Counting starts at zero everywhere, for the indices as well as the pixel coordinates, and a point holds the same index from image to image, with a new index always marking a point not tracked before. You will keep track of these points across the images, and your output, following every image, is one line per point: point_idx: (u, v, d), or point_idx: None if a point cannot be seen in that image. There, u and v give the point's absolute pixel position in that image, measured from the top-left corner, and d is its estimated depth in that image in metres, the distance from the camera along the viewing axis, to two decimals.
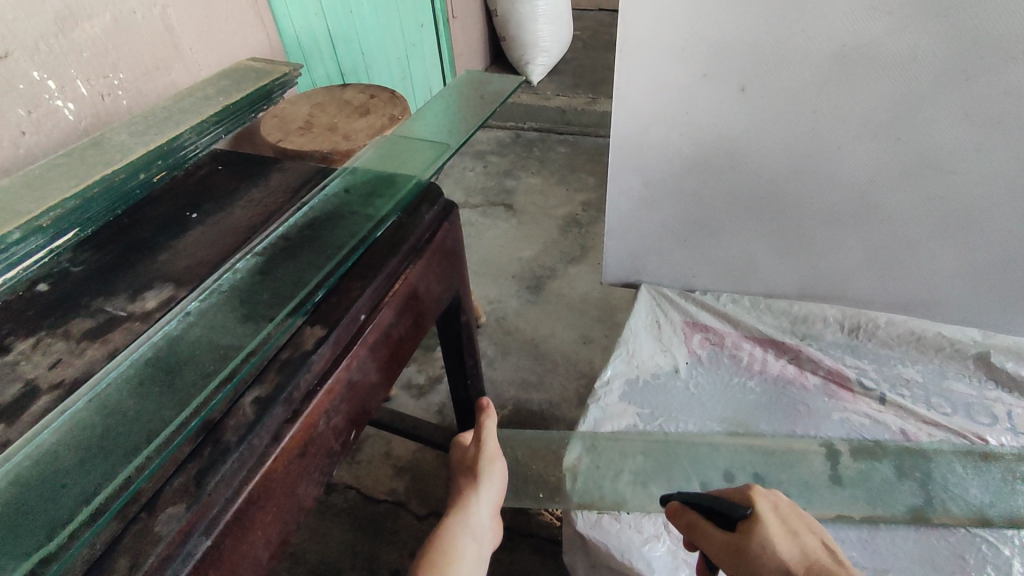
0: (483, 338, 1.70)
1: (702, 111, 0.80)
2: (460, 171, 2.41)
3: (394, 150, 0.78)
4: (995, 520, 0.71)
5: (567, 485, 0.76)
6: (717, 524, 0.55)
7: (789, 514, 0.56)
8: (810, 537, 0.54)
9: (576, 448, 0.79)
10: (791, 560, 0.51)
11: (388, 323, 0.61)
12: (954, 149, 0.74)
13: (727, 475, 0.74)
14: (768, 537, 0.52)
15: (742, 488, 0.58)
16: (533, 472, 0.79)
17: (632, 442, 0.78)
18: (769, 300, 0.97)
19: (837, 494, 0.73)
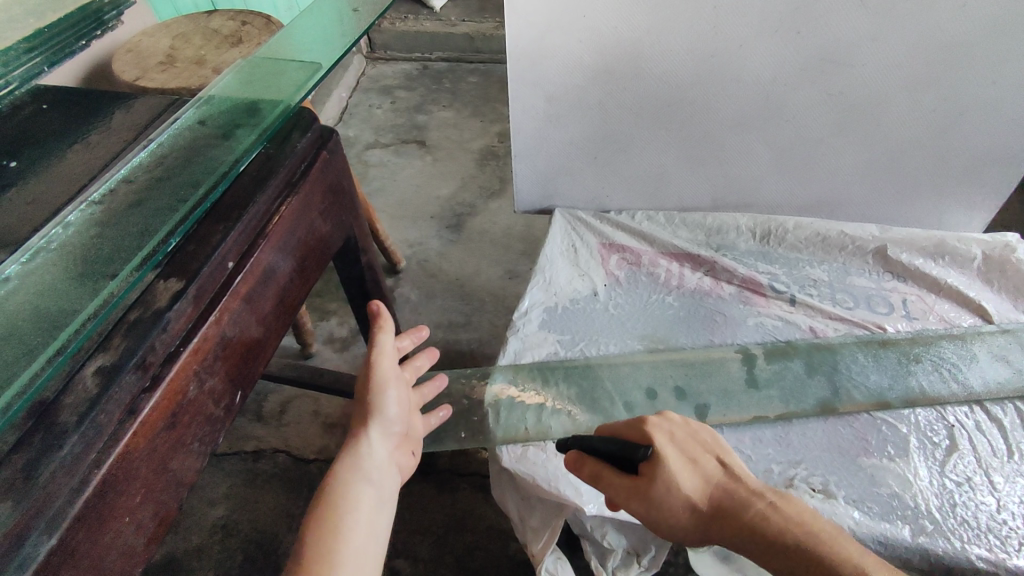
0: (405, 282, 1.63)
1: (601, 13, 0.74)
2: (366, 108, 2.25)
3: (258, 73, 0.68)
4: (894, 402, 0.73)
5: (494, 422, 0.74)
6: (620, 471, 0.56)
7: (683, 438, 0.58)
8: (704, 455, 0.57)
9: (498, 383, 0.77)
10: (696, 493, 0.54)
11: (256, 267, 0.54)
12: (851, 39, 0.73)
13: (649, 393, 0.75)
14: (672, 477, 0.54)
15: (635, 422, 0.59)
16: (459, 414, 0.76)
17: (555, 370, 0.77)
18: (683, 214, 0.95)
19: (751, 395, 0.75)
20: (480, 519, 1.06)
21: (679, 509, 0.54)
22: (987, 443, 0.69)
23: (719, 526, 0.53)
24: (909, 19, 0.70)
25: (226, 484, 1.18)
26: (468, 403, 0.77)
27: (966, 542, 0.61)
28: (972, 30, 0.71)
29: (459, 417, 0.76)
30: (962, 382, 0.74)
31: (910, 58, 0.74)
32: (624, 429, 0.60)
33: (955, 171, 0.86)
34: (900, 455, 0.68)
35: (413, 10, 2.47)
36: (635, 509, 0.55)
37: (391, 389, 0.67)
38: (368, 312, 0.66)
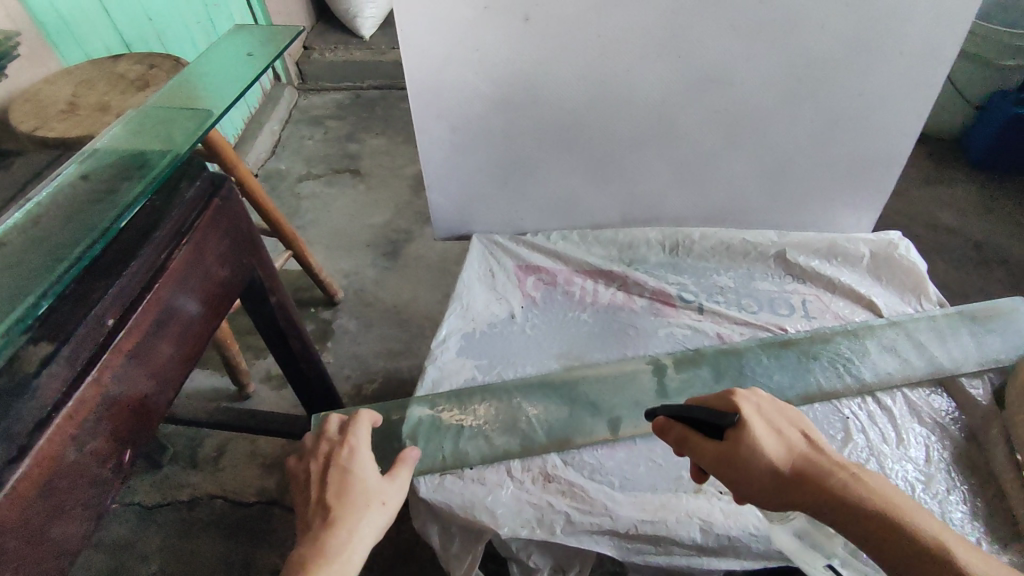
0: (343, 313, 1.62)
1: (492, 48, 0.77)
2: (299, 139, 2.23)
3: (147, 123, 0.68)
4: (794, 400, 0.77)
5: (412, 448, 0.72)
6: (710, 436, 0.58)
7: (768, 413, 0.59)
8: (790, 429, 0.59)
9: (416, 413, 0.75)
10: (782, 460, 0.56)
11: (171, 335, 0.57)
12: (728, 61, 0.78)
13: (563, 411, 0.76)
14: (758, 443, 0.56)
15: (723, 395, 0.61)
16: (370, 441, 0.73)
17: (470, 398, 0.77)
18: (596, 231, 0.98)
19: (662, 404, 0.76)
20: (424, 547, 1.06)
21: (765, 473, 0.55)
22: (878, 431, 0.75)
23: (803, 492, 0.54)
24: (776, 41, 0.75)
25: (160, 536, 1.13)
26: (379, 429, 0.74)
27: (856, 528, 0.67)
28: (834, 49, 0.77)
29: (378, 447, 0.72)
30: (856, 374, 0.79)
31: (784, 76, 0.79)
32: (712, 402, 0.61)
33: (838, 176, 0.92)
34: None
35: (342, 39, 2.48)
36: (722, 472, 0.57)
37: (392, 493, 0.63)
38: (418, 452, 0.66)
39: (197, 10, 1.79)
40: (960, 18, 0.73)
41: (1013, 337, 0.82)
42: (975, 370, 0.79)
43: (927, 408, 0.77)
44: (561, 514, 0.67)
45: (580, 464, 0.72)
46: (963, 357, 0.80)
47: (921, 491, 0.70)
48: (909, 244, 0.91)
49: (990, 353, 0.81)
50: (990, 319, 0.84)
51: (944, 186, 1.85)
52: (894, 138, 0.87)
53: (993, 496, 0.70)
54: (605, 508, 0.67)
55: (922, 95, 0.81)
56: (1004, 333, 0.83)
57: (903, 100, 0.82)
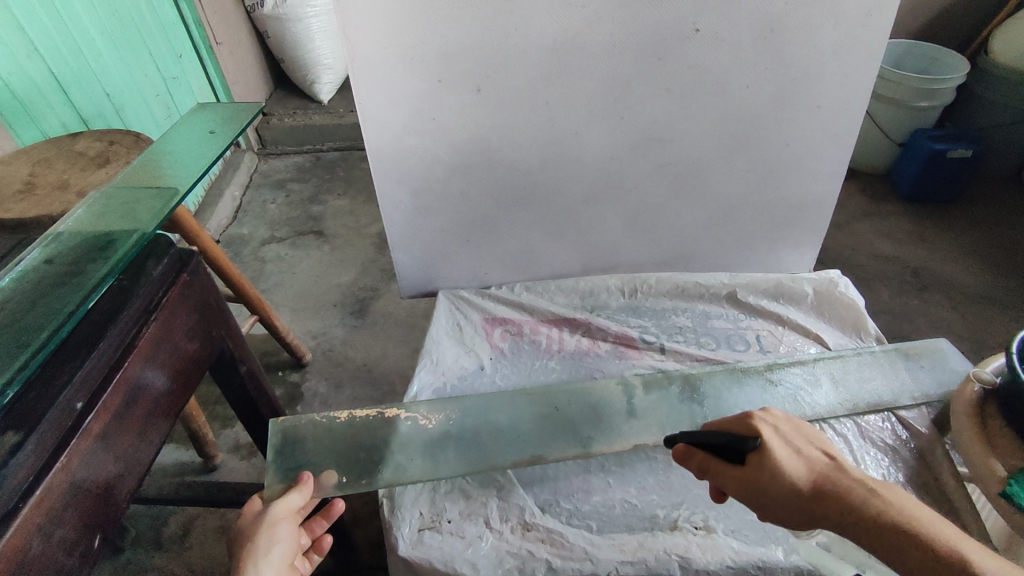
0: (312, 376, 1.60)
1: (447, 115, 0.82)
2: (260, 204, 2.24)
3: (113, 202, 0.69)
4: None
5: (380, 464, 0.73)
6: (729, 459, 0.57)
7: (788, 433, 0.59)
8: (810, 448, 0.58)
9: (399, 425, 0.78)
10: (803, 479, 0.55)
11: (135, 428, 0.56)
12: (668, 118, 0.84)
13: (538, 430, 0.77)
14: (780, 463, 0.55)
15: (742, 417, 0.61)
16: (336, 454, 0.74)
17: (438, 420, 0.78)
18: (557, 281, 1.02)
19: (631, 424, 0.77)
20: None
21: (788, 493, 0.54)
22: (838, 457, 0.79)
23: (828, 511, 0.54)
24: (709, 99, 0.83)
25: None
26: (347, 444, 0.75)
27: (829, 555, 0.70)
28: (760, 105, 0.84)
29: (351, 457, 0.74)
30: (808, 406, 0.82)
31: (718, 130, 0.86)
32: (731, 424, 0.61)
33: (779, 218, 0.99)
34: None
35: (301, 105, 2.54)
36: (743, 495, 0.56)
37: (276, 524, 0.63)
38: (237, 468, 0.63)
39: (154, 84, 1.83)
40: (866, 74, 0.82)
41: (941, 374, 0.87)
42: (913, 403, 0.83)
43: (876, 431, 0.83)
44: (542, 562, 0.67)
45: (557, 511, 0.73)
46: (899, 390, 0.84)
47: None
48: (847, 282, 0.97)
49: (922, 388, 0.85)
50: (919, 356, 0.89)
51: (882, 218, 1.97)
52: (825, 181, 0.95)
53: (947, 513, 0.74)
54: (585, 552, 0.68)
55: (842, 141, 0.89)
56: (934, 369, 0.87)
57: (827, 147, 0.90)
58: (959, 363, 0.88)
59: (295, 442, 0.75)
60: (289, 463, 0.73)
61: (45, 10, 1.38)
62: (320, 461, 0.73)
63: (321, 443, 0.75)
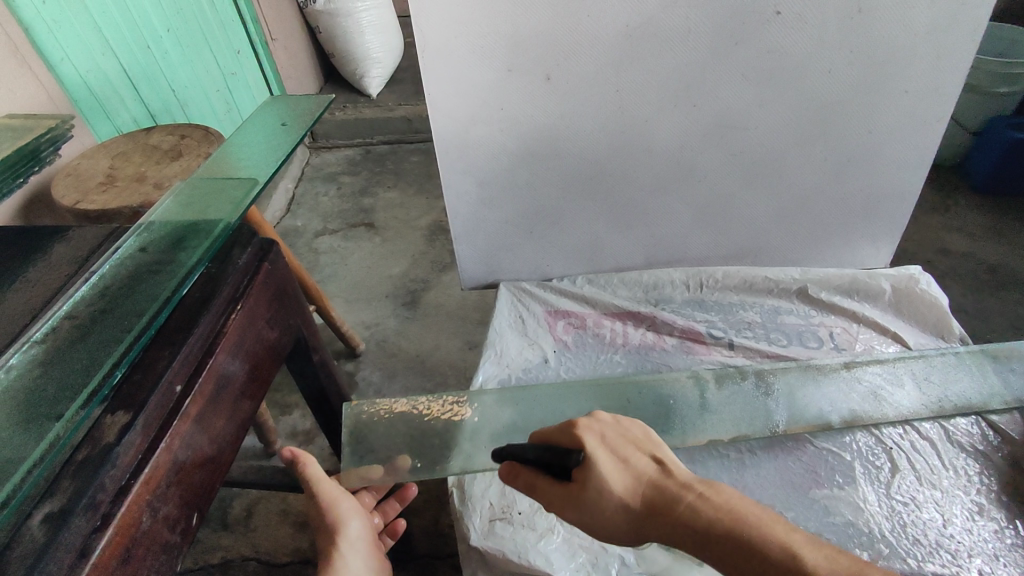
0: (366, 365, 1.63)
1: (516, 105, 0.81)
2: (313, 197, 2.29)
3: (197, 194, 0.71)
4: (835, 421, 0.76)
5: (454, 449, 0.74)
6: (552, 476, 0.54)
7: (613, 440, 0.55)
8: (638, 454, 0.54)
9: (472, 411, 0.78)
10: (625, 491, 0.51)
11: (225, 411, 0.58)
12: (741, 108, 0.82)
13: None
14: (602, 478, 0.51)
15: (565, 426, 0.57)
16: (410, 439, 0.75)
17: (507, 405, 0.79)
18: (620, 274, 1.01)
19: (705, 417, 0.76)
20: None
21: (612, 510, 0.51)
22: (923, 460, 0.77)
23: (655, 523, 0.50)
24: (786, 87, 0.80)
25: None
26: (420, 429, 0.76)
27: (921, 560, 0.68)
28: (841, 92, 0.81)
29: (424, 444, 0.74)
30: (889, 408, 0.78)
31: (794, 119, 0.83)
32: (557, 435, 0.57)
33: (855, 209, 0.95)
34: (848, 483, 0.75)
35: (351, 99, 2.58)
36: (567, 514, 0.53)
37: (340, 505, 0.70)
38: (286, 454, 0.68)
39: (215, 79, 1.88)
40: (959, 55, 0.78)
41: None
42: (1005, 407, 0.78)
43: (963, 435, 0.79)
44: (616, 557, 0.67)
45: None
46: (988, 394, 0.80)
47: (976, 518, 0.71)
48: (929, 278, 0.92)
49: (1013, 392, 0.80)
50: (1008, 358, 0.84)
51: (952, 212, 1.88)
52: (906, 171, 0.90)
53: None
54: (660, 549, 0.67)
55: (928, 129, 0.85)
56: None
57: (911, 134, 0.86)
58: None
59: (368, 427, 0.76)
60: (365, 448, 0.74)
61: (118, 9, 1.43)
62: (392, 446, 0.74)
63: (395, 426, 0.76)
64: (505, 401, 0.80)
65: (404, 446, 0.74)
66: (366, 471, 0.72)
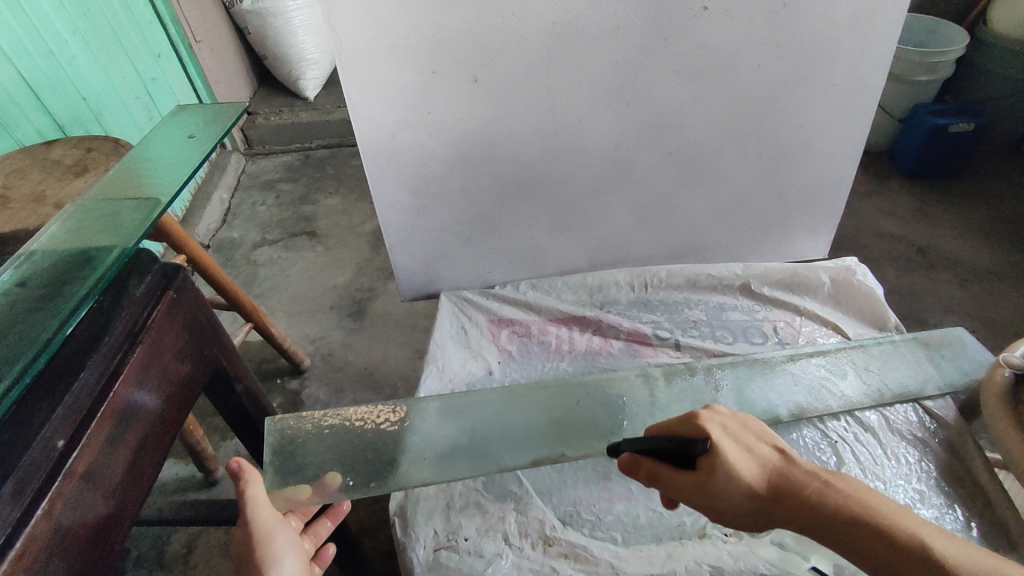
0: (311, 382, 1.55)
1: (443, 109, 0.77)
2: (249, 206, 2.18)
3: (90, 216, 0.64)
4: (784, 415, 0.75)
5: (390, 464, 0.69)
6: (676, 464, 0.51)
7: (735, 429, 0.53)
8: (760, 443, 0.52)
9: (413, 424, 0.73)
10: (753, 479, 0.49)
11: (127, 460, 0.52)
12: (677, 106, 0.80)
13: (556, 428, 0.73)
14: (731, 465, 0.49)
15: (685, 416, 0.54)
16: (342, 454, 0.70)
17: (447, 416, 0.74)
18: (564, 278, 0.98)
19: (655, 416, 0.73)
20: None
21: (740, 499, 0.48)
22: (866, 453, 0.77)
23: (783, 512, 0.48)
24: (718, 84, 0.79)
25: None
26: (353, 443, 0.71)
27: None
28: (771, 87, 0.80)
29: (359, 459, 0.70)
30: (832, 397, 0.78)
31: (728, 115, 0.82)
32: (675, 424, 0.55)
33: (792, 203, 0.95)
34: None
35: (286, 102, 2.48)
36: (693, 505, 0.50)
37: (277, 535, 0.61)
38: (229, 469, 0.60)
39: (133, 86, 1.76)
40: (884, 46, 0.78)
41: (963, 363, 0.83)
42: (939, 392, 0.79)
43: (903, 423, 0.80)
44: None
45: (579, 523, 0.70)
46: (923, 379, 0.81)
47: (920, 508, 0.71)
48: (865, 269, 0.93)
49: (946, 377, 0.81)
50: (940, 345, 0.85)
51: (885, 196, 1.94)
52: (839, 163, 0.91)
53: (982, 507, 0.72)
54: (611, 566, 0.65)
55: (857, 121, 0.86)
56: (953, 359, 0.83)
57: (841, 127, 0.86)
58: (980, 352, 0.84)
59: (295, 443, 0.71)
60: (290, 465, 0.68)
61: (12, 14, 1.31)
62: (323, 462, 0.69)
63: (328, 440, 0.71)
64: (448, 410, 0.76)
65: (336, 462, 0.69)
66: (291, 491, 0.66)
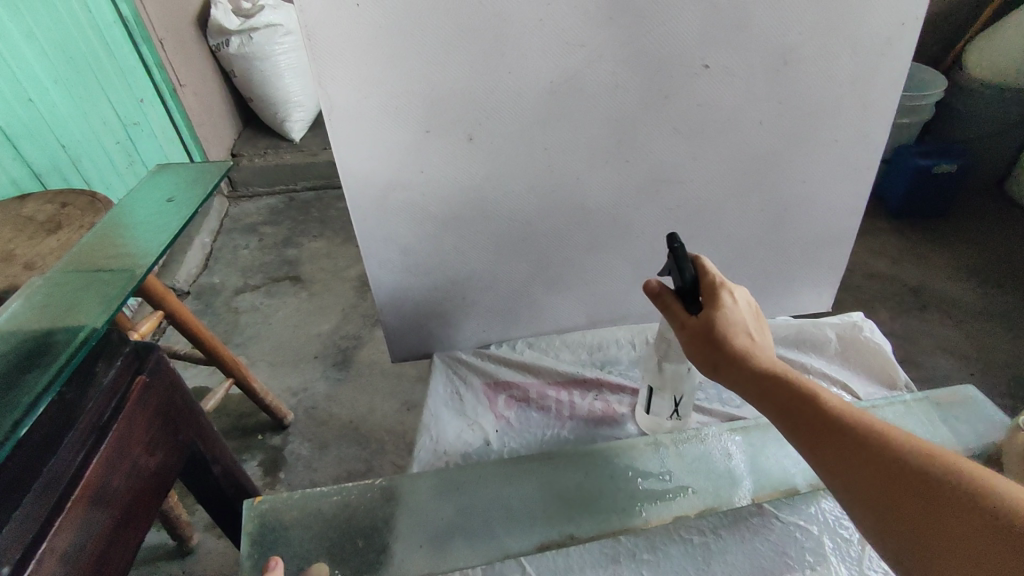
0: (293, 437, 1.48)
1: (436, 168, 0.74)
2: (232, 250, 2.13)
3: (58, 290, 0.60)
4: (801, 487, 0.71)
5: (381, 553, 0.63)
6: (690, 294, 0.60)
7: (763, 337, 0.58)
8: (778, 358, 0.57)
9: (407, 503, 0.68)
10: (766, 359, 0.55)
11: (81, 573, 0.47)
12: (678, 162, 0.78)
13: (559, 505, 0.69)
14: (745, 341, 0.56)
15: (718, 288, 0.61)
16: (328, 542, 0.64)
17: (445, 494, 0.69)
18: (563, 337, 0.96)
19: (665, 492, 0.70)
20: None
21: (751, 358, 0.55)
22: None
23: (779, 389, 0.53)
24: (719, 141, 0.77)
25: None
26: (341, 529, 0.65)
27: None
28: (772, 144, 0.78)
29: (349, 549, 0.64)
30: None
31: (729, 171, 0.80)
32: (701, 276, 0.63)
33: (794, 257, 0.93)
34: (820, 562, 0.64)
35: (272, 145, 2.46)
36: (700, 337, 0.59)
37: None
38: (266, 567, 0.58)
39: (114, 130, 1.72)
40: (884, 104, 0.77)
41: (978, 424, 0.79)
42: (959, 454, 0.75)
43: None
44: None
45: None
46: (939, 444, 0.77)
47: None
48: (872, 325, 0.91)
49: (962, 440, 0.77)
50: (952, 406, 0.82)
51: (872, 237, 1.94)
52: (840, 218, 0.89)
53: None
54: None
55: (858, 176, 0.84)
56: (967, 419, 0.80)
57: (842, 182, 0.85)
58: (994, 412, 0.81)
59: (276, 531, 0.64)
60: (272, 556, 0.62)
61: None
62: (308, 552, 0.63)
63: (315, 524, 0.65)
64: (444, 487, 0.70)
65: (323, 549, 0.63)
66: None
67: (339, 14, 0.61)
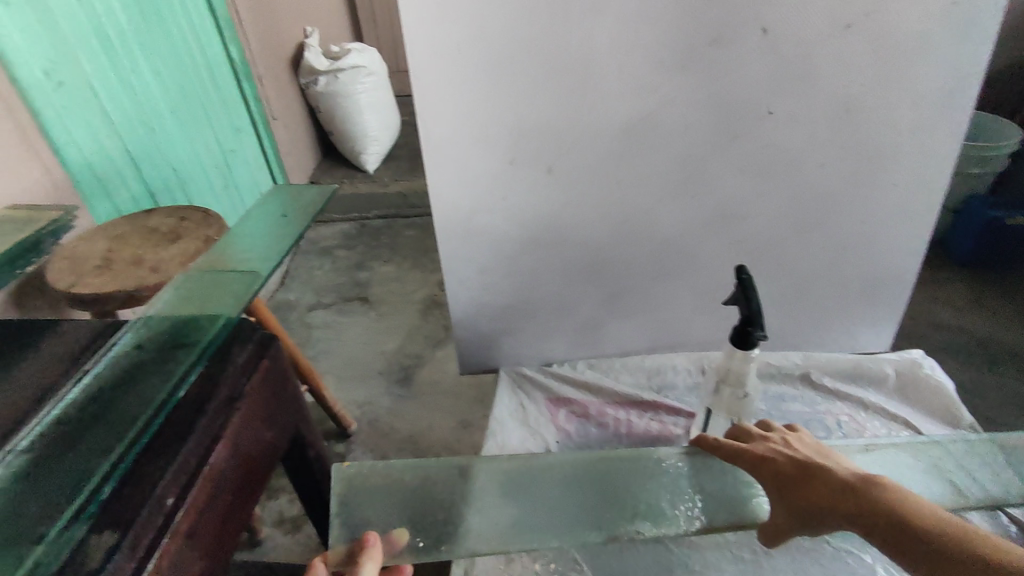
0: (357, 446, 1.57)
1: (518, 195, 0.83)
2: (308, 270, 2.29)
3: (198, 285, 0.71)
4: None
5: (459, 525, 0.67)
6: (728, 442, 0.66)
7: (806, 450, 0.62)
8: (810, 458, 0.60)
9: (484, 482, 0.71)
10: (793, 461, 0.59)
11: (216, 520, 0.54)
12: (741, 199, 0.84)
13: (625, 500, 0.70)
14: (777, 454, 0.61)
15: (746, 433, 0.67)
16: (408, 512, 0.67)
17: (517, 479, 0.72)
18: (623, 359, 1.01)
19: (735, 499, 0.69)
20: None
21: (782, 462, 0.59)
22: None
23: (812, 483, 0.56)
24: (781, 181, 0.83)
25: None
26: (420, 500, 0.69)
27: None
28: (832, 186, 0.84)
29: (426, 520, 0.67)
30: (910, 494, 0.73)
31: (790, 210, 0.86)
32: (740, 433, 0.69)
33: (852, 294, 0.97)
34: None
35: (349, 175, 2.65)
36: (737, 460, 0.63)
37: None
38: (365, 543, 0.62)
39: (215, 156, 1.92)
40: (944, 152, 0.81)
41: None
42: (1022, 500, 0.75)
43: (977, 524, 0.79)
44: None
45: None
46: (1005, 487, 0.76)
47: None
48: (933, 364, 0.93)
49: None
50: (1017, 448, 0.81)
51: (938, 286, 1.91)
52: (900, 258, 0.92)
53: None
54: None
55: (918, 219, 0.88)
56: None
57: (902, 224, 0.88)
58: None
59: (357, 494, 0.68)
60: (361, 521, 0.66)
61: (125, 94, 1.47)
62: (385, 518, 0.66)
63: (396, 493, 0.69)
64: (517, 471, 0.73)
65: (403, 520, 0.66)
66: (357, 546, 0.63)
67: (447, 60, 0.71)
